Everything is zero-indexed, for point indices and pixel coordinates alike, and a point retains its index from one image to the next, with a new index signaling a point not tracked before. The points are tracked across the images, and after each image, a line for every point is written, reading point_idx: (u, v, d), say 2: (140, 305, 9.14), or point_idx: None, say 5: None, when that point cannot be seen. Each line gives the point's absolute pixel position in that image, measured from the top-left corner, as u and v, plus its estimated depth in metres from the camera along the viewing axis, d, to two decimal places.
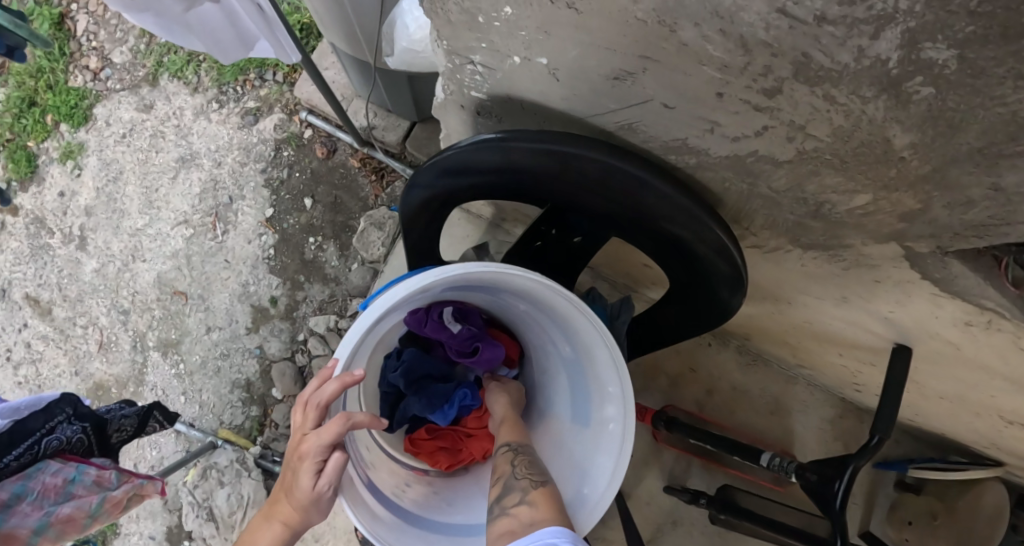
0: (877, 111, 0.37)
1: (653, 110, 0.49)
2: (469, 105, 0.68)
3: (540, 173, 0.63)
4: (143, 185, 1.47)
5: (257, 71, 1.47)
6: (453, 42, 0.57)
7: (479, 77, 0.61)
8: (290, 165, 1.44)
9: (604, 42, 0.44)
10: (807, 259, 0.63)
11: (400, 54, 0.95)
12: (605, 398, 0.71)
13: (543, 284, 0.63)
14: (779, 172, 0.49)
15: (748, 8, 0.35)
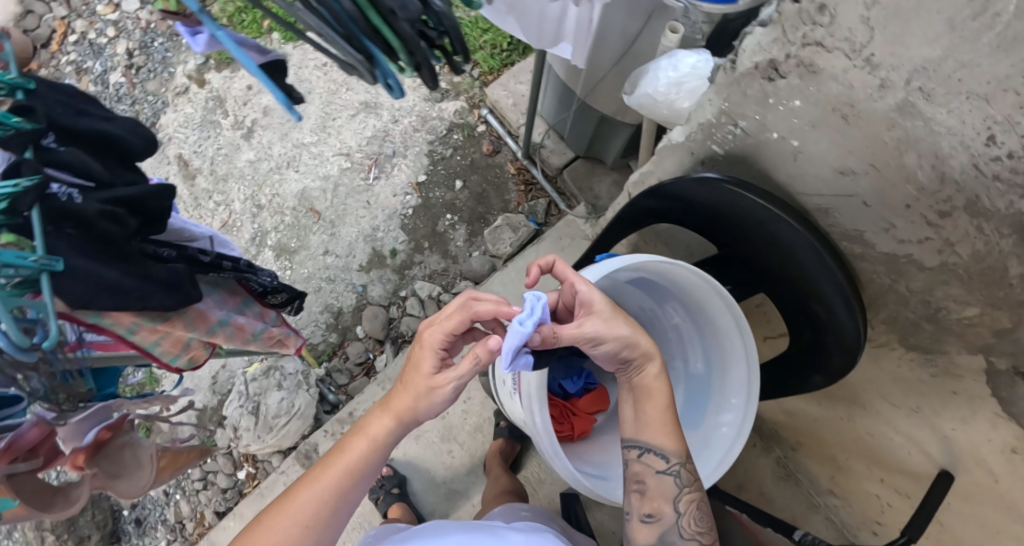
0: (1007, 245, 0.62)
1: (853, 205, 0.73)
2: (701, 153, 0.85)
3: (742, 216, 0.83)
4: (321, 110, 1.61)
5: (458, 60, 1.58)
6: (734, 106, 0.76)
7: (732, 136, 0.79)
8: (455, 146, 1.54)
9: (849, 146, 0.69)
10: (903, 361, 0.82)
11: (637, 97, 0.94)
12: (722, 411, 0.84)
13: (721, 297, 0.80)
14: (919, 275, 0.73)
15: (956, 157, 0.61)
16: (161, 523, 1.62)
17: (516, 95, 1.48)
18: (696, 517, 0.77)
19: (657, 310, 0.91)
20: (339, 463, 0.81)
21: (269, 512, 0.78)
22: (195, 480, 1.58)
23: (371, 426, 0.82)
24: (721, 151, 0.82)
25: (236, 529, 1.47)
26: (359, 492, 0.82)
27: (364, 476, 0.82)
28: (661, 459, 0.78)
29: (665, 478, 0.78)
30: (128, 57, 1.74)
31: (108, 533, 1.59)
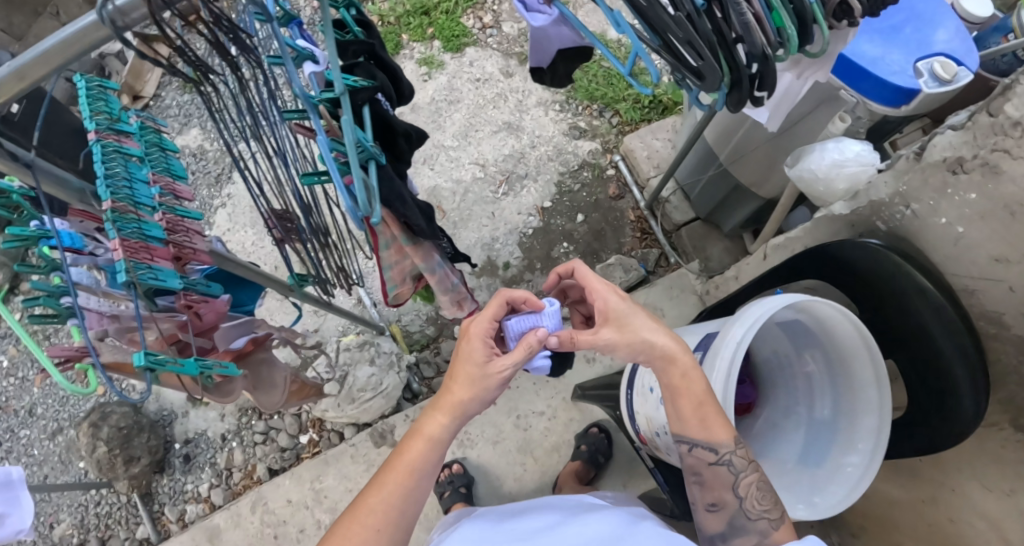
0: None
1: (999, 288, 0.87)
2: (861, 226, 1.03)
3: (889, 284, 0.97)
4: (466, 120, 1.68)
5: (601, 107, 1.63)
6: (912, 189, 0.93)
7: (900, 216, 0.97)
8: (583, 184, 1.59)
9: (1010, 238, 0.83)
10: (1010, 444, 0.92)
11: (799, 169, 1.09)
12: (849, 450, 0.94)
13: (867, 347, 0.91)
14: None
15: None
16: (206, 466, 1.63)
17: (650, 151, 1.54)
18: (758, 497, 0.84)
19: (794, 356, 1.04)
20: (398, 468, 0.80)
21: (342, 522, 0.78)
22: (257, 432, 1.61)
23: (426, 428, 0.82)
24: (884, 228, 1.00)
25: (291, 488, 1.50)
26: (422, 496, 0.81)
27: (424, 476, 0.81)
28: (711, 451, 0.84)
29: (718, 467, 0.84)
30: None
31: (155, 461, 1.59)
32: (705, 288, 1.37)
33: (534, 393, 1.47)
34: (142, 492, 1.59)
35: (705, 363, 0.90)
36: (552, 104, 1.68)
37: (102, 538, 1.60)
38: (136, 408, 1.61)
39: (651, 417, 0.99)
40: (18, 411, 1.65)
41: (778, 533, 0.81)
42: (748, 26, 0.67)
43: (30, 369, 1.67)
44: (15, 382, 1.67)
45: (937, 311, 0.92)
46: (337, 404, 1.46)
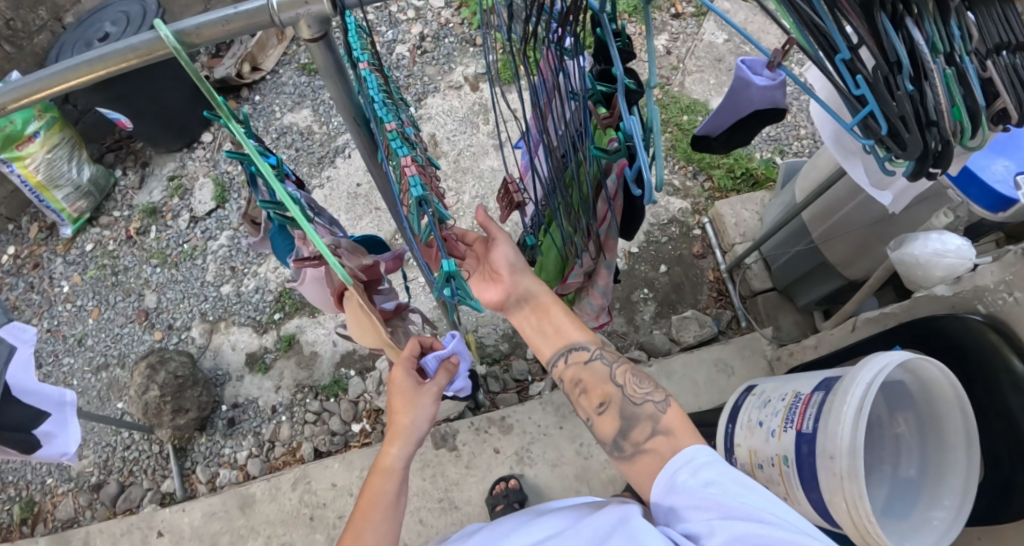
0: None
1: None
2: (961, 306, 1.09)
3: (985, 361, 1.01)
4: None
5: (697, 169, 1.73)
6: (1018, 278, 0.99)
7: (1000, 302, 1.02)
8: (669, 237, 1.67)
9: None
10: None
11: (902, 255, 1.18)
12: (934, 506, 0.99)
13: (959, 410, 0.96)
14: None
15: None
16: (247, 435, 1.58)
17: (739, 219, 1.61)
18: (638, 383, 0.87)
19: (885, 418, 1.10)
20: (370, 500, 0.89)
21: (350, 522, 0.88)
22: (310, 411, 1.56)
23: (384, 461, 0.92)
24: (985, 309, 1.04)
25: (338, 473, 1.44)
26: (393, 526, 0.88)
27: (393, 507, 0.90)
28: (584, 350, 0.90)
29: (596, 363, 0.89)
30: (419, 39, 2.03)
31: (200, 418, 1.56)
32: (776, 354, 1.41)
33: None
34: (179, 446, 1.56)
35: (830, 402, 0.92)
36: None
37: (123, 483, 1.58)
38: (194, 361, 1.60)
39: (757, 449, 1.04)
40: (68, 337, 1.70)
41: (667, 416, 0.82)
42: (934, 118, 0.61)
43: (89, 300, 1.73)
44: (73, 309, 1.73)
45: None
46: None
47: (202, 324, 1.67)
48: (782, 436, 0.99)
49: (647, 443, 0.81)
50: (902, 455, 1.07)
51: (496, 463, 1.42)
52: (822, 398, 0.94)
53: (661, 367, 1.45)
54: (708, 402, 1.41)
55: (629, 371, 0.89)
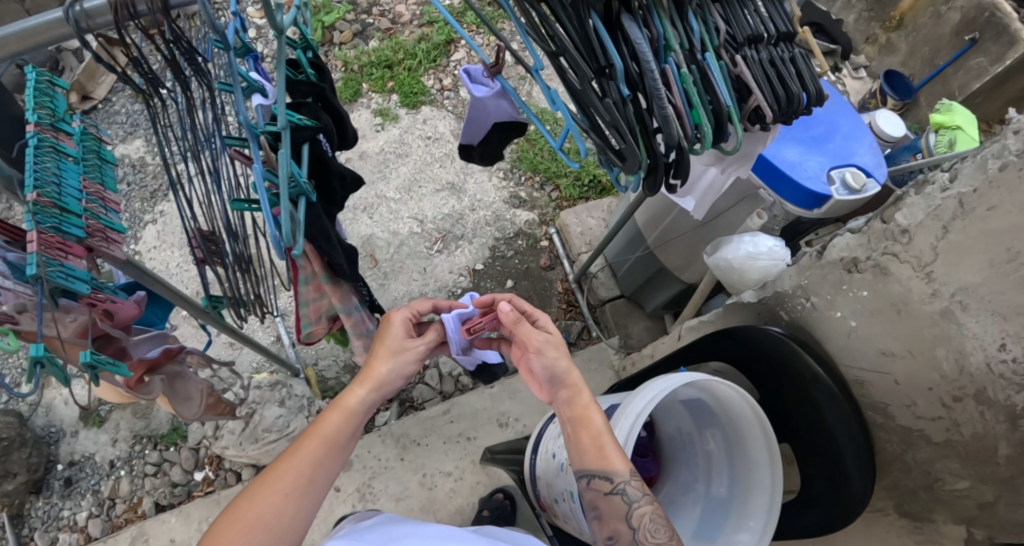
0: (996, 429, 0.81)
1: (887, 381, 0.91)
2: (767, 313, 1.07)
3: (784, 364, 0.99)
4: (411, 175, 1.79)
5: (543, 178, 1.77)
6: (813, 284, 0.96)
7: (799, 307, 1.00)
8: (517, 250, 1.70)
9: (892, 334, 0.88)
10: (894, 527, 0.97)
11: (717, 259, 1.18)
12: (740, 528, 0.94)
13: (759, 426, 0.91)
14: (925, 449, 0.90)
15: (972, 355, 0.80)
16: (84, 496, 1.48)
17: (582, 227, 1.65)
18: (651, 530, 0.78)
19: (696, 434, 1.05)
20: (320, 430, 0.77)
21: (251, 488, 0.73)
22: (148, 463, 1.48)
23: (348, 400, 0.80)
24: (786, 316, 1.03)
25: (176, 527, 1.34)
26: (334, 469, 0.77)
27: (339, 450, 0.79)
28: (605, 480, 0.78)
29: (613, 496, 0.78)
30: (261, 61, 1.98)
31: (32, 481, 1.44)
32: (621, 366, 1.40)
33: (444, 452, 1.42)
34: (13, 513, 1.44)
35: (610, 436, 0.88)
36: (496, 171, 1.81)
37: None
38: (23, 420, 1.49)
39: (558, 484, 0.99)
40: None
41: None
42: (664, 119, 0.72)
43: None
44: None
45: (834, 403, 0.95)
46: (238, 441, 1.40)
47: (33, 379, 1.57)
48: (566, 471, 0.95)
49: None
50: (716, 474, 1.01)
51: (336, 502, 1.35)
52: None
53: (505, 387, 1.49)
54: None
55: (651, 511, 0.79)
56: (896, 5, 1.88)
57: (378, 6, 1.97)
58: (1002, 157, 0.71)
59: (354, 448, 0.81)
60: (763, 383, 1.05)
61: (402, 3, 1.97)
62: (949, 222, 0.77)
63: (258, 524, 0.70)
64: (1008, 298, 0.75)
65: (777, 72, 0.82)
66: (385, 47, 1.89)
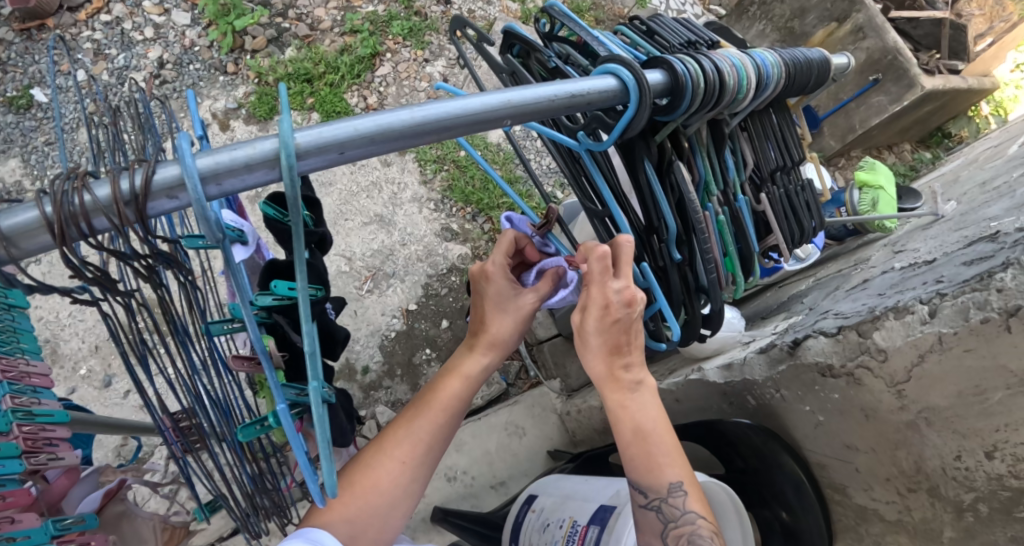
0: (941, 517, 0.94)
1: (848, 467, 1.04)
2: (734, 398, 1.20)
3: (752, 448, 1.12)
4: (336, 206, 1.83)
5: (476, 211, 1.90)
6: (783, 381, 1.08)
7: (771, 396, 1.11)
8: (450, 288, 1.81)
9: (855, 432, 1.00)
10: None
11: None
12: None
13: (733, 509, 1.03)
14: (876, 524, 1.03)
15: (927, 459, 0.92)
16: None
17: None
18: None
19: None
20: (439, 402, 0.91)
21: (367, 456, 0.87)
22: None
23: (464, 367, 0.93)
24: (755, 402, 1.15)
25: None
26: (450, 432, 0.91)
27: (455, 414, 0.92)
28: (640, 493, 0.83)
29: (649, 512, 0.82)
30: (157, 66, 1.86)
31: None
32: (565, 410, 1.64)
33: None
34: None
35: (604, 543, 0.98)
36: (426, 200, 1.89)
37: None
38: None
39: None
40: None
41: None
42: (712, 283, 0.79)
43: None
44: None
45: (794, 480, 1.08)
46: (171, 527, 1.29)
47: None
48: None
49: None
50: None
51: None
52: (596, 536, 0.99)
53: (451, 440, 1.57)
54: (501, 467, 1.58)
55: (690, 531, 0.81)
56: (806, 38, 2.02)
57: (294, 9, 1.96)
58: (985, 310, 0.81)
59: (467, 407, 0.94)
60: (728, 459, 1.18)
61: (321, 7, 1.97)
62: (925, 353, 0.88)
63: (377, 488, 0.84)
64: (968, 422, 0.86)
65: (793, 205, 0.87)
66: (305, 58, 1.89)
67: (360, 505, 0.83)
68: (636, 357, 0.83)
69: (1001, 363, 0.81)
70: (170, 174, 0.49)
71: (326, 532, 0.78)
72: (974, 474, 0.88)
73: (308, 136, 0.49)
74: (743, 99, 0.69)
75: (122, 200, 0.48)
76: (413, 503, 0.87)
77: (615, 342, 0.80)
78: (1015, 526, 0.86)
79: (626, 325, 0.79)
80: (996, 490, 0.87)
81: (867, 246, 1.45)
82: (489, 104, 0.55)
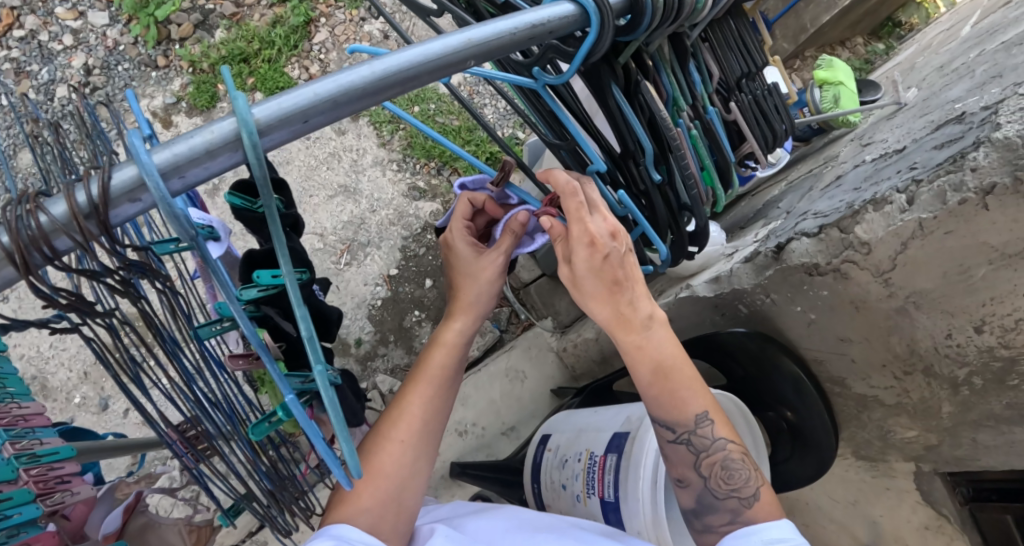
0: (938, 395, 0.98)
1: (845, 359, 1.07)
2: (726, 308, 1.21)
3: (753, 356, 1.15)
4: (298, 184, 1.78)
5: (440, 165, 1.85)
6: (772, 284, 1.09)
7: (762, 302, 1.13)
8: (428, 247, 1.78)
9: (851, 324, 1.02)
10: (852, 466, 1.16)
11: None
12: None
13: (743, 417, 1.07)
14: (877, 409, 1.07)
15: (921, 342, 0.96)
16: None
17: None
18: (725, 477, 0.86)
19: None
20: (426, 375, 0.90)
21: (372, 442, 0.86)
22: None
23: (446, 335, 0.93)
24: (747, 309, 1.17)
25: None
26: (446, 404, 0.91)
27: (449, 382, 0.92)
28: (668, 429, 0.87)
29: (680, 445, 0.87)
30: (84, 73, 1.76)
31: None
32: (561, 347, 1.64)
33: None
34: None
35: (623, 467, 1.01)
36: (387, 162, 1.84)
37: None
38: None
39: (568, 510, 1.12)
40: None
41: (753, 508, 0.84)
42: (695, 199, 0.79)
43: None
44: None
45: (793, 379, 1.12)
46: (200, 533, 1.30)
47: None
48: (587, 503, 1.07)
49: (722, 529, 0.84)
50: None
51: None
52: (616, 463, 1.02)
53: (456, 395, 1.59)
54: (509, 414, 1.60)
55: (722, 457, 0.86)
56: None
57: None
58: (961, 192, 0.82)
59: (462, 376, 0.94)
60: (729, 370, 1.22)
61: None
62: (908, 240, 0.89)
63: (383, 471, 0.83)
64: (955, 301, 0.89)
65: (761, 110, 0.87)
66: (237, 38, 1.79)
67: (373, 492, 0.81)
68: (640, 290, 0.83)
69: (982, 241, 0.83)
70: (127, 176, 0.46)
71: (349, 526, 0.77)
72: (966, 350, 0.92)
73: (267, 110, 0.47)
74: (704, 9, 0.67)
75: (81, 214, 0.45)
76: (423, 480, 0.87)
77: (613, 278, 0.80)
78: (1009, 393, 0.91)
79: (618, 259, 0.78)
80: (989, 362, 0.91)
81: (834, 142, 1.46)
82: (450, 47, 0.52)
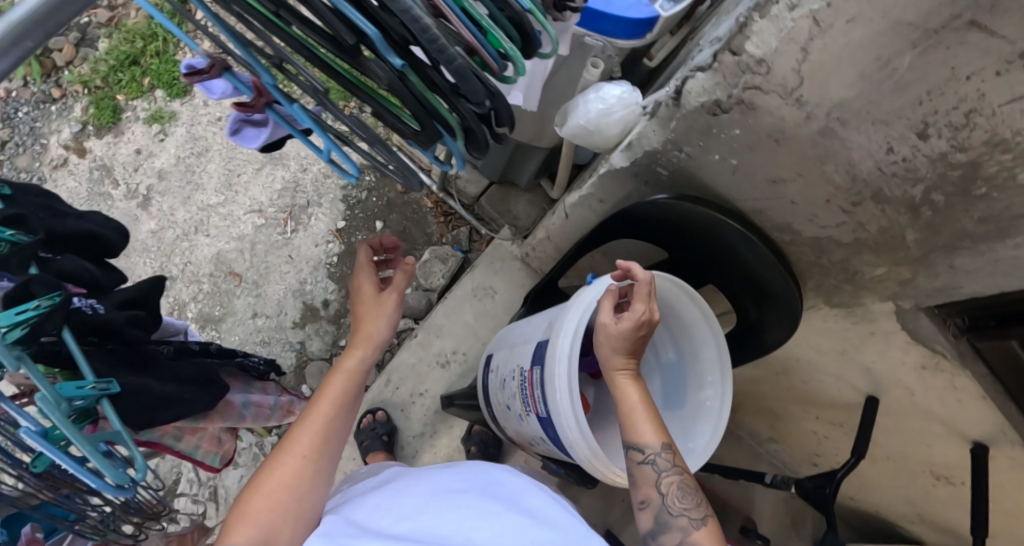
0: (897, 221, 0.79)
1: (785, 204, 0.88)
2: (648, 177, 1.04)
3: (686, 219, 0.97)
4: (224, 167, 1.70)
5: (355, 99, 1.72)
6: (680, 135, 0.90)
7: (678, 158, 0.94)
8: (369, 190, 1.69)
9: (779, 162, 0.83)
10: (831, 317, 1.00)
11: (569, 127, 1.12)
12: (703, 386, 0.99)
13: (682, 290, 0.93)
14: (836, 250, 0.89)
15: (862, 164, 0.76)
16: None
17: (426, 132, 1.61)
18: (681, 496, 0.79)
19: None
20: (324, 397, 0.87)
21: (272, 459, 0.83)
22: None
23: (347, 362, 0.90)
24: (667, 172, 0.99)
25: None
26: (343, 428, 0.88)
27: (347, 408, 0.88)
28: (636, 448, 0.80)
29: (644, 467, 0.79)
30: None
31: None
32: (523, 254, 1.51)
33: (409, 418, 1.50)
34: None
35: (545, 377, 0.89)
36: None
37: None
38: None
39: (520, 430, 1.03)
40: None
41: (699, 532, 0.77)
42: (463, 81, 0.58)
43: None
44: None
45: (736, 241, 0.94)
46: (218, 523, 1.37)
47: None
48: (528, 420, 0.97)
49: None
50: (661, 340, 1.06)
51: None
52: (540, 376, 0.91)
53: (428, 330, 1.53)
54: (487, 333, 1.53)
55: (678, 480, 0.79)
56: None
57: None
58: None
59: (360, 401, 0.91)
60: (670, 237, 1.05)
61: None
62: (807, 43, 0.67)
63: (283, 483, 0.80)
64: (886, 106, 0.68)
65: None
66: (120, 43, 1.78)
67: (268, 503, 0.78)
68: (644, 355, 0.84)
69: (896, 18, 0.61)
70: None
71: None
72: (914, 163, 0.71)
73: None
74: None
75: None
76: (320, 494, 0.83)
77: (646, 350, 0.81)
78: (977, 202, 0.71)
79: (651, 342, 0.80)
80: (946, 172, 0.70)
81: None
82: None
